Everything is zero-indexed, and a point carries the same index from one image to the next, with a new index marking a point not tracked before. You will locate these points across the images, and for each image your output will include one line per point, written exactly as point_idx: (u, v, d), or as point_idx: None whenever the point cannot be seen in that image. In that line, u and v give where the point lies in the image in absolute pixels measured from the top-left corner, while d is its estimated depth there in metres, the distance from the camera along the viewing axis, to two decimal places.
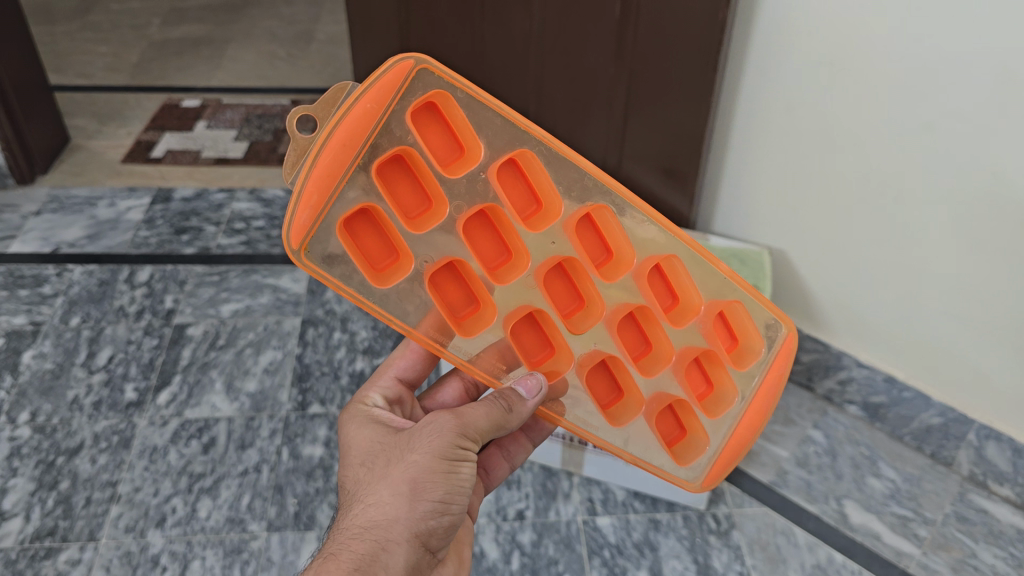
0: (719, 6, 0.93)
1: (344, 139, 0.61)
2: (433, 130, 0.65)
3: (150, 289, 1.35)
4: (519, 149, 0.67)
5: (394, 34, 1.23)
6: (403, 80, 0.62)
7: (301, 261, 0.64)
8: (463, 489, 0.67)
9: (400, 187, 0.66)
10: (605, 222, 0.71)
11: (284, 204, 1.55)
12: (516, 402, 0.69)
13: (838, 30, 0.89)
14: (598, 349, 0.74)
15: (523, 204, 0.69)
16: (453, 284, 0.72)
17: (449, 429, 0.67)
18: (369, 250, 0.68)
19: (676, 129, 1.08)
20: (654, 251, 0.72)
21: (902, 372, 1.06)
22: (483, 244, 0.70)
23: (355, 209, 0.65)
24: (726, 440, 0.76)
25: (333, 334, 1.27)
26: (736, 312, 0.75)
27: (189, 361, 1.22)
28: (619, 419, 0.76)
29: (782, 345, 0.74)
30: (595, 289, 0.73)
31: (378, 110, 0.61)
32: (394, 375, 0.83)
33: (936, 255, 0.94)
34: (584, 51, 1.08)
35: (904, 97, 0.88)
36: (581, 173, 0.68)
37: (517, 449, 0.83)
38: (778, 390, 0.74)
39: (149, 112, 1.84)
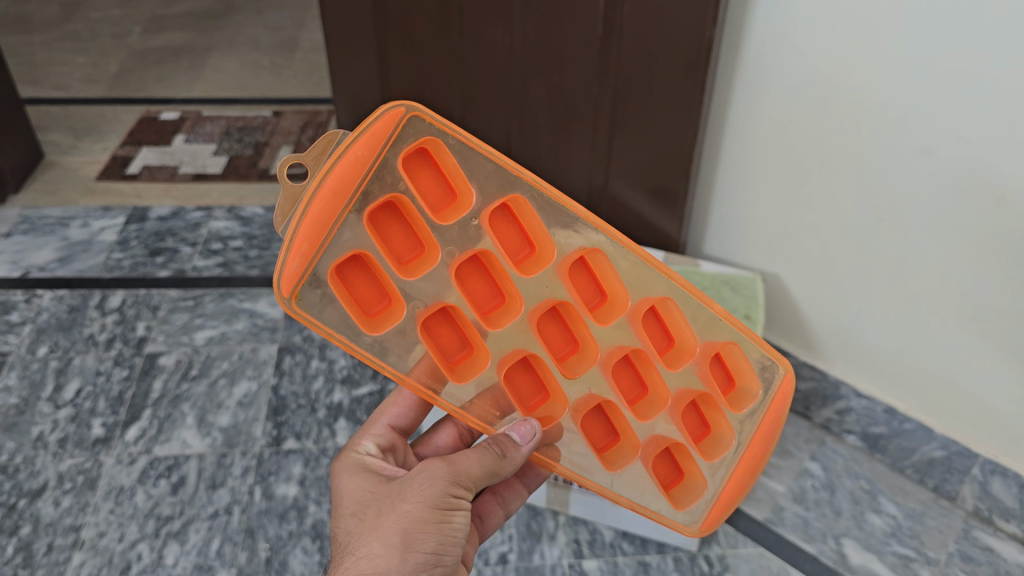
0: (704, 26, 0.87)
1: (336, 188, 0.57)
2: (426, 176, 0.62)
3: (122, 316, 1.30)
4: (511, 194, 0.63)
5: (371, 47, 1.17)
6: (394, 127, 0.58)
7: (291, 307, 0.60)
8: (456, 538, 0.63)
9: (392, 233, 0.63)
10: (599, 267, 0.67)
11: (263, 222, 1.49)
12: (511, 448, 0.66)
13: (832, 49, 0.83)
14: (593, 395, 0.70)
15: (517, 248, 0.66)
16: (446, 329, 0.68)
17: (441, 476, 0.64)
18: (362, 295, 0.64)
19: (665, 146, 1.02)
20: (648, 294, 0.68)
21: (902, 404, 1.00)
22: (476, 289, 0.67)
23: (348, 254, 0.61)
24: (723, 485, 0.70)
25: (310, 362, 1.21)
26: (733, 354, 0.70)
27: (160, 394, 1.17)
28: (615, 463, 0.71)
29: (779, 387, 0.69)
30: (589, 333, 0.69)
31: (369, 157, 0.58)
32: (388, 422, 0.78)
33: (938, 284, 0.89)
34: (567, 70, 1.03)
35: (903, 119, 0.82)
36: (574, 217, 0.64)
37: (512, 495, 0.79)
38: (776, 433, 0.68)
39: (126, 126, 1.78)
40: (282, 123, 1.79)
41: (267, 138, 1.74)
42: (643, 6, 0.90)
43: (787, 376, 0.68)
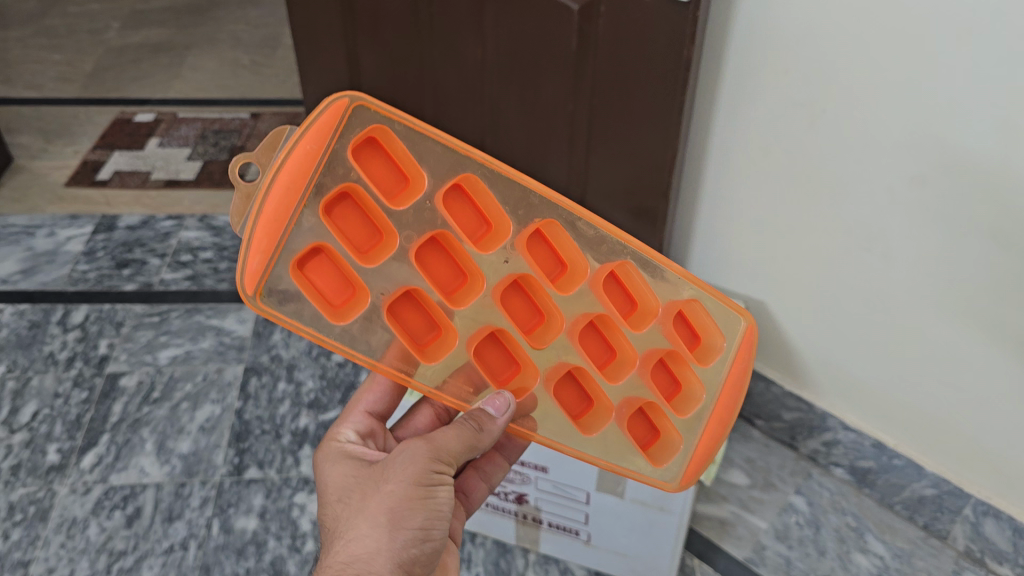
0: (681, 44, 0.81)
1: (286, 180, 0.50)
2: (379, 164, 0.55)
3: (84, 333, 1.26)
4: (462, 172, 0.56)
5: (339, 47, 1.12)
6: (341, 119, 0.51)
7: (257, 305, 0.53)
8: (443, 513, 0.59)
9: (345, 223, 0.55)
10: (556, 236, 0.59)
11: (236, 232, 1.44)
12: (487, 420, 0.59)
13: (818, 72, 0.78)
14: (563, 361, 0.61)
15: (473, 227, 0.58)
16: (413, 315, 0.59)
17: (420, 453, 0.60)
18: (325, 288, 0.56)
19: (644, 157, 0.95)
20: (608, 255, 0.59)
21: (892, 439, 0.94)
22: (438, 270, 0.59)
23: (308, 246, 0.54)
24: (698, 442, 0.62)
25: (277, 385, 1.16)
26: (695, 311, 0.62)
27: (119, 418, 1.13)
28: (590, 425, 0.63)
29: (743, 338, 0.62)
30: (554, 302, 0.60)
31: (320, 150, 0.51)
32: (365, 410, 0.72)
33: (930, 317, 0.83)
34: (541, 86, 0.97)
35: (895, 143, 0.76)
36: (525, 189, 0.57)
37: (494, 468, 0.74)
38: (745, 381, 0.61)
39: (99, 128, 1.73)
40: (259, 126, 1.74)
41: (243, 142, 1.68)
42: (617, 22, 0.85)
43: (750, 326, 0.62)
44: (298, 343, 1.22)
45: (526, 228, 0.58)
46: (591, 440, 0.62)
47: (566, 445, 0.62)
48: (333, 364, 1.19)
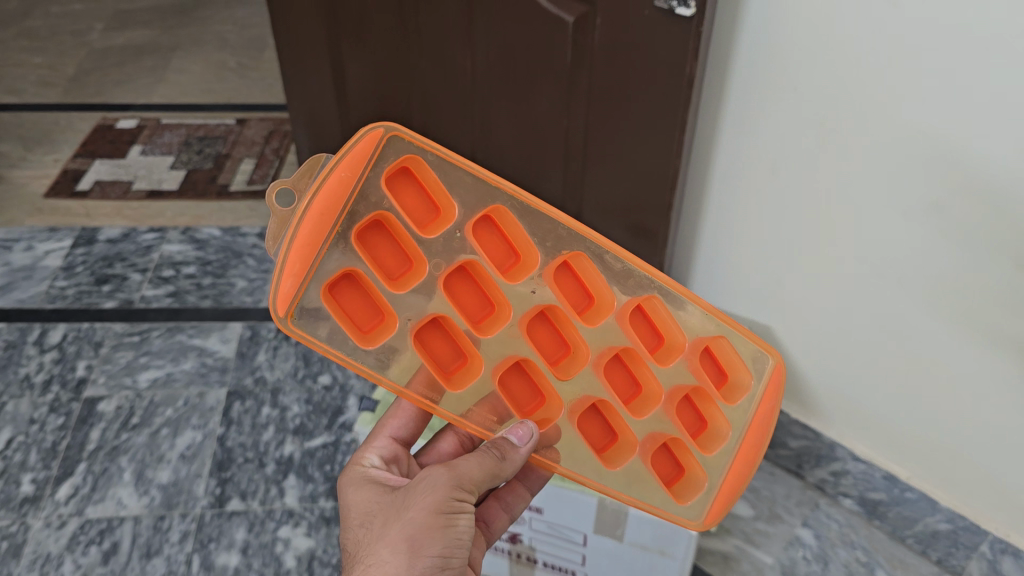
0: (683, 61, 0.75)
1: (322, 206, 0.49)
2: (412, 196, 0.53)
3: (62, 354, 1.21)
4: (492, 205, 0.55)
5: (324, 60, 1.11)
6: (374, 149, 0.51)
7: (287, 329, 0.51)
8: (465, 541, 0.55)
9: (374, 250, 0.54)
10: (584, 269, 0.58)
11: (219, 245, 1.39)
12: (511, 451, 0.56)
13: (829, 91, 0.73)
14: (587, 393, 0.59)
15: (502, 256, 0.57)
16: (439, 342, 0.57)
17: (440, 479, 0.56)
18: (355, 313, 0.55)
19: (643, 170, 0.88)
20: (636, 289, 0.58)
21: (903, 470, 0.91)
22: (466, 300, 0.57)
23: (338, 272, 0.52)
24: (723, 481, 0.60)
25: (261, 409, 1.12)
26: (722, 348, 0.61)
27: (97, 446, 1.09)
28: (614, 460, 0.60)
29: (770, 378, 0.60)
30: (581, 334, 0.58)
31: (353, 178, 0.50)
32: (390, 435, 0.68)
33: (946, 348, 0.79)
34: (536, 99, 0.92)
35: (910, 167, 0.72)
36: (553, 222, 0.55)
37: (515, 497, 0.69)
38: (772, 422, 0.59)
39: (80, 135, 1.68)
40: (245, 131, 1.69)
41: (228, 149, 1.63)
42: (615, 34, 0.79)
43: (777, 366, 0.60)
44: (283, 364, 1.18)
45: (554, 259, 0.56)
46: (615, 475, 0.60)
47: (589, 480, 0.59)
48: (319, 387, 1.15)
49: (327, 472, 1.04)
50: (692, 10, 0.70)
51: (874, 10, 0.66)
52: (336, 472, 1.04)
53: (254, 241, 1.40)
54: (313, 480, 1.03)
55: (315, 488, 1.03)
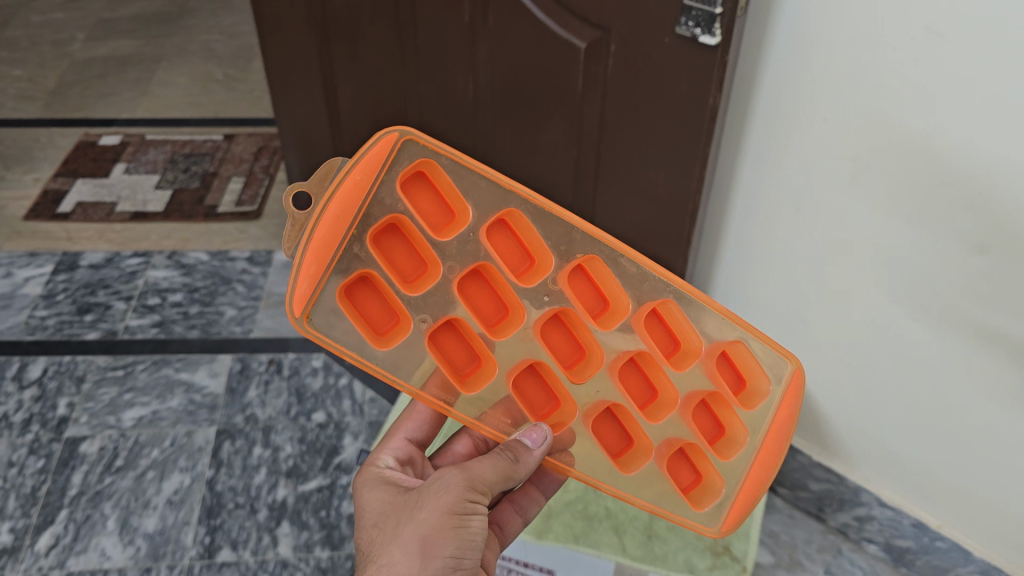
0: (707, 90, 0.69)
1: (337, 211, 0.51)
2: (428, 199, 0.54)
3: (42, 390, 1.15)
4: (506, 208, 0.55)
5: (316, 82, 1.06)
6: (389, 153, 0.51)
7: (304, 328, 0.53)
8: (478, 543, 0.53)
9: (390, 252, 0.55)
10: (598, 273, 0.57)
11: (207, 271, 1.34)
12: (523, 451, 0.56)
13: (863, 121, 0.68)
14: (599, 398, 0.59)
15: (516, 261, 0.57)
16: (455, 345, 0.58)
17: (453, 481, 0.54)
18: (372, 316, 0.56)
19: (657, 195, 0.81)
20: (651, 294, 0.57)
21: (936, 520, 0.87)
22: (481, 304, 0.58)
23: (355, 274, 0.54)
24: (740, 486, 0.59)
25: (253, 450, 1.06)
26: (741, 352, 0.59)
27: (78, 491, 1.02)
28: (628, 464, 0.60)
29: (789, 382, 0.59)
30: (594, 338, 0.58)
31: (367, 182, 0.51)
32: (405, 436, 0.67)
33: (984, 399, 0.74)
34: (544, 128, 0.86)
35: (950, 208, 0.67)
36: (568, 226, 0.55)
37: (529, 500, 0.68)
38: (791, 428, 0.58)
39: (62, 153, 1.61)
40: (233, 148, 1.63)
41: (216, 167, 1.57)
42: (629, 63, 0.73)
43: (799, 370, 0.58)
44: (275, 401, 1.13)
45: (569, 263, 0.56)
46: (628, 479, 0.60)
47: (602, 482, 0.60)
48: (313, 425, 1.10)
49: (322, 518, 0.99)
50: (717, 39, 0.64)
51: (915, 40, 0.61)
52: (332, 518, 0.99)
53: (243, 266, 1.35)
54: (307, 528, 0.98)
55: (309, 537, 0.97)
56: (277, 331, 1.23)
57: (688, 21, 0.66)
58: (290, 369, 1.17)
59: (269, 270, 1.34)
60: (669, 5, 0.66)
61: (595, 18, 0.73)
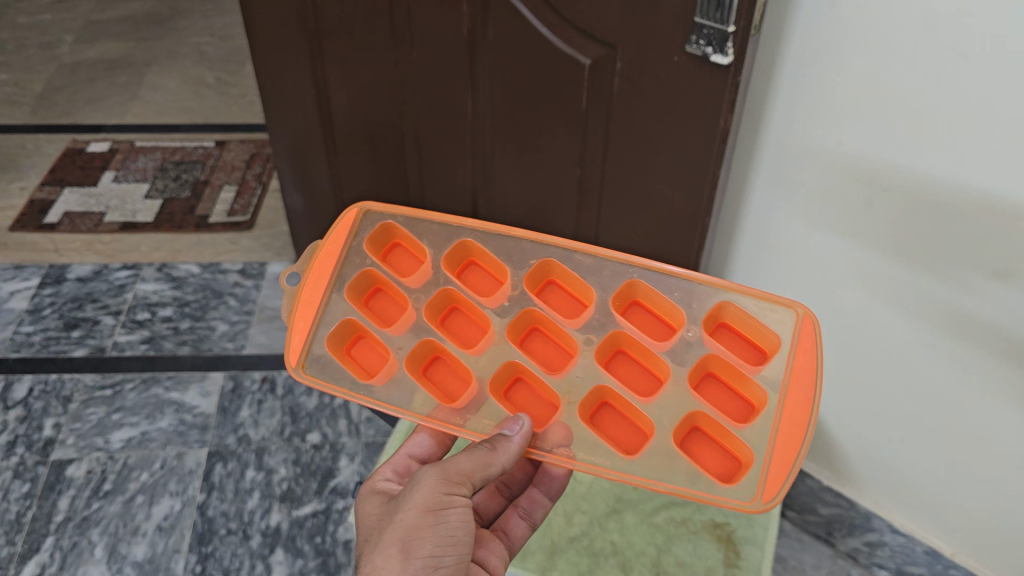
0: (718, 111, 0.67)
1: (315, 278, 0.65)
2: (403, 258, 0.69)
3: (27, 411, 1.11)
4: (459, 241, 0.67)
5: (307, 91, 1.02)
6: (351, 225, 0.68)
7: (302, 377, 0.61)
8: (458, 537, 0.53)
9: (381, 311, 0.67)
10: (561, 279, 0.66)
11: (198, 284, 1.31)
12: (501, 440, 0.55)
13: (881, 141, 0.65)
14: (592, 386, 0.61)
15: (486, 288, 0.66)
16: (447, 374, 0.64)
17: (428, 477, 0.54)
18: (371, 366, 0.64)
19: (666, 214, 0.79)
20: (613, 280, 0.64)
21: (949, 547, 0.87)
22: (463, 332, 0.66)
23: (339, 322, 0.64)
24: (773, 442, 0.55)
25: (245, 473, 1.03)
26: (737, 318, 0.62)
27: (64, 518, 0.99)
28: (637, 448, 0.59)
29: (800, 327, 0.58)
30: (569, 333, 0.64)
31: (337, 249, 0.67)
32: (407, 453, 0.65)
33: (1005, 429, 0.72)
34: (548, 144, 0.83)
35: (973, 237, 0.64)
36: (517, 239, 0.66)
37: (532, 503, 0.66)
38: (813, 371, 0.56)
39: (49, 160, 1.57)
40: (226, 155, 1.59)
41: (208, 174, 1.54)
42: (636, 83, 0.71)
43: (805, 314, 0.59)
44: (268, 421, 1.10)
45: (524, 270, 0.65)
46: (644, 458, 0.57)
47: (609, 460, 0.57)
48: (308, 446, 1.06)
49: (318, 545, 0.96)
50: (729, 59, 0.62)
51: (938, 60, 0.58)
52: (327, 545, 0.97)
53: (235, 279, 1.32)
54: (302, 555, 0.96)
55: (304, 564, 0.95)
56: (270, 348, 1.20)
57: (699, 40, 0.63)
58: (283, 389, 1.14)
59: (262, 283, 1.31)
60: (679, 22, 0.63)
61: (602, 35, 0.70)
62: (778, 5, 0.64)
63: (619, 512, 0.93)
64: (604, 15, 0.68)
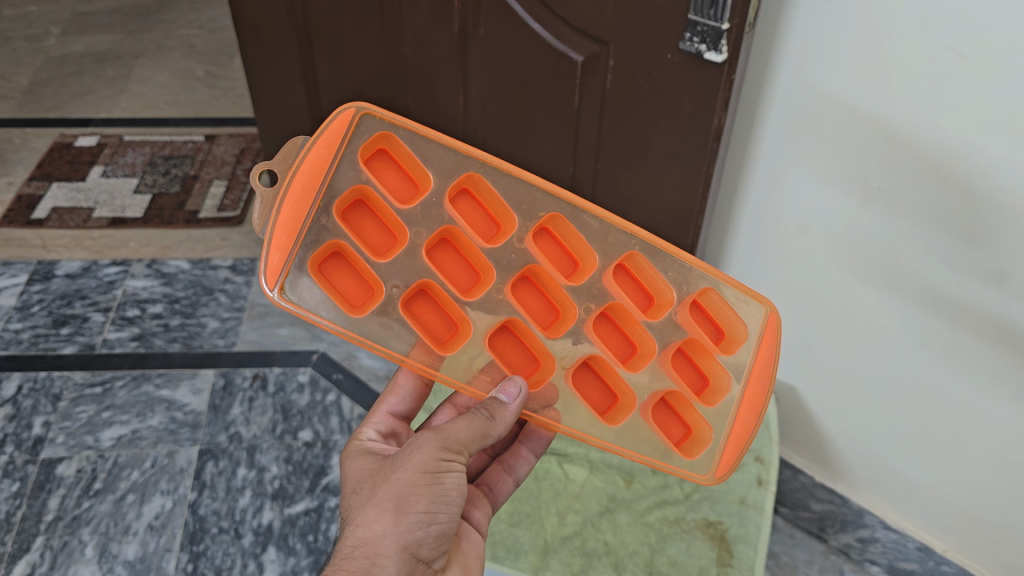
0: (711, 109, 0.66)
1: (301, 186, 0.56)
2: (389, 165, 0.60)
3: (16, 409, 1.10)
4: (465, 172, 0.59)
5: (296, 85, 1.00)
6: (346, 130, 0.57)
7: (279, 301, 0.56)
8: (454, 498, 0.53)
9: (361, 229, 0.60)
10: (561, 231, 0.61)
11: (188, 280, 1.30)
12: (499, 409, 0.56)
13: (873, 140, 0.64)
14: (581, 351, 0.61)
15: (482, 227, 0.61)
16: (429, 310, 0.61)
17: (426, 440, 0.54)
18: (347, 291, 0.59)
19: (659, 212, 0.78)
20: (615, 248, 0.60)
21: (939, 543, 0.87)
22: (451, 269, 0.62)
23: (325, 247, 0.58)
24: (729, 429, 0.61)
25: (236, 471, 1.03)
26: (713, 299, 0.61)
27: (54, 517, 0.98)
28: (615, 417, 0.61)
29: (766, 326, 0.60)
30: (567, 294, 0.61)
31: (329, 155, 0.56)
32: (387, 410, 0.66)
33: (996, 427, 0.72)
34: (540, 138, 0.83)
35: (969, 236, 0.63)
36: (528, 186, 0.59)
37: (518, 459, 0.67)
38: (772, 369, 0.59)
39: (35, 155, 1.55)
40: (215, 149, 1.58)
41: (197, 169, 1.52)
42: (628, 80, 0.70)
43: (775, 316, 0.59)
44: (259, 419, 1.09)
45: (531, 223, 0.60)
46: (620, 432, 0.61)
47: (592, 436, 0.60)
48: (300, 444, 1.06)
49: (309, 543, 0.96)
50: (723, 55, 0.61)
51: (933, 59, 0.57)
52: (319, 543, 0.96)
53: (225, 275, 1.31)
54: (294, 554, 0.95)
55: (296, 563, 0.94)
56: (261, 344, 1.19)
57: (692, 36, 0.62)
58: (274, 386, 1.13)
59: (252, 279, 1.30)
60: (672, 20, 0.63)
61: (594, 31, 0.69)
62: (771, 6, 0.64)
63: (611, 511, 0.93)
64: (596, 13, 0.68)
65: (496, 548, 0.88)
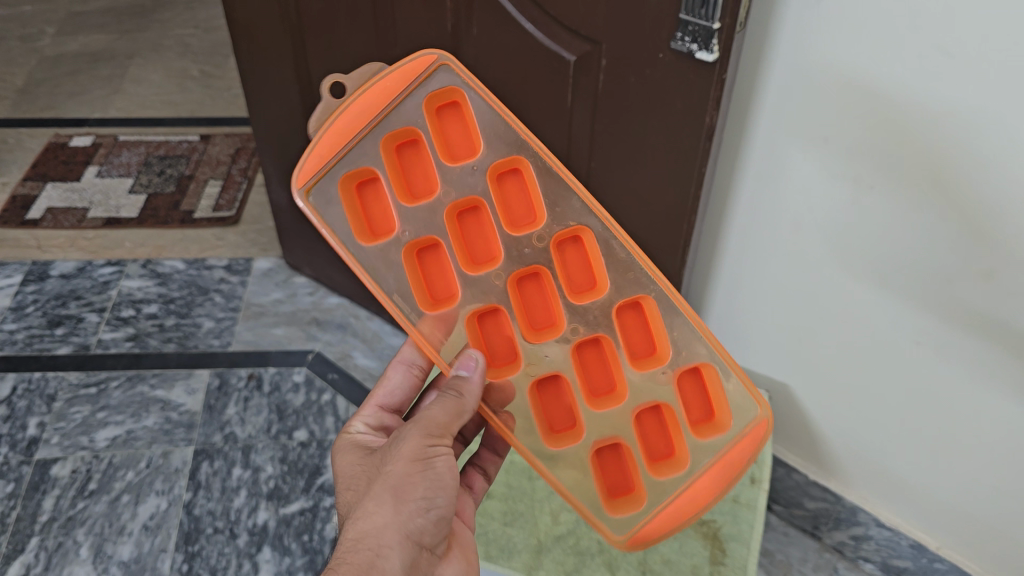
0: (703, 109, 0.66)
1: (364, 108, 0.59)
2: (464, 122, 0.62)
3: (11, 410, 1.10)
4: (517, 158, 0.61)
5: (291, 88, 1.00)
6: (421, 72, 0.59)
7: (303, 201, 0.59)
8: (447, 481, 0.53)
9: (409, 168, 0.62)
10: (590, 249, 0.62)
11: (184, 280, 1.30)
12: (465, 384, 0.56)
13: (863, 138, 0.65)
14: (551, 364, 0.62)
15: (518, 212, 0.63)
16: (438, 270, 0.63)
17: (411, 430, 0.54)
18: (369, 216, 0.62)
19: (652, 211, 0.78)
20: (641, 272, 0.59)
21: (933, 540, 0.87)
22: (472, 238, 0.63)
23: (360, 170, 0.60)
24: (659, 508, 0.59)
25: (232, 471, 1.03)
26: (710, 383, 0.61)
27: (49, 518, 0.98)
28: (562, 442, 0.62)
29: (750, 431, 0.59)
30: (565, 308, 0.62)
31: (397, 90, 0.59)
32: (377, 404, 0.66)
33: (988, 425, 0.73)
34: (532, 138, 0.83)
35: (961, 233, 0.63)
36: None
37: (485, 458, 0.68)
38: (733, 468, 0.59)
39: (30, 155, 1.55)
40: (211, 149, 1.58)
41: (193, 169, 1.52)
42: (621, 80, 0.70)
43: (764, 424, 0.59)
44: (254, 419, 1.09)
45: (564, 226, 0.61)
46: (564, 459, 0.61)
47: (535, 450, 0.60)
48: (295, 444, 1.06)
49: (305, 543, 0.96)
50: (714, 55, 0.61)
51: (924, 58, 0.57)
52: (315, 543, 0.96)
53: (221, 275, 1.31)
54: (290, 553, 0.95)
55: (292, 563, 0.94)
56: (256, 344, 1.19)
57: (683, 36, 0.62)
58: (270, 386, 1.13)
59: (248, 279, 1.30)
60: (662, 21, 0.63)
61: (587, 31, 0.69)
62: (765, 5, 0.64)
63: None
64: (589, 12, 0.68)
65: (490, 547, 0.89)
